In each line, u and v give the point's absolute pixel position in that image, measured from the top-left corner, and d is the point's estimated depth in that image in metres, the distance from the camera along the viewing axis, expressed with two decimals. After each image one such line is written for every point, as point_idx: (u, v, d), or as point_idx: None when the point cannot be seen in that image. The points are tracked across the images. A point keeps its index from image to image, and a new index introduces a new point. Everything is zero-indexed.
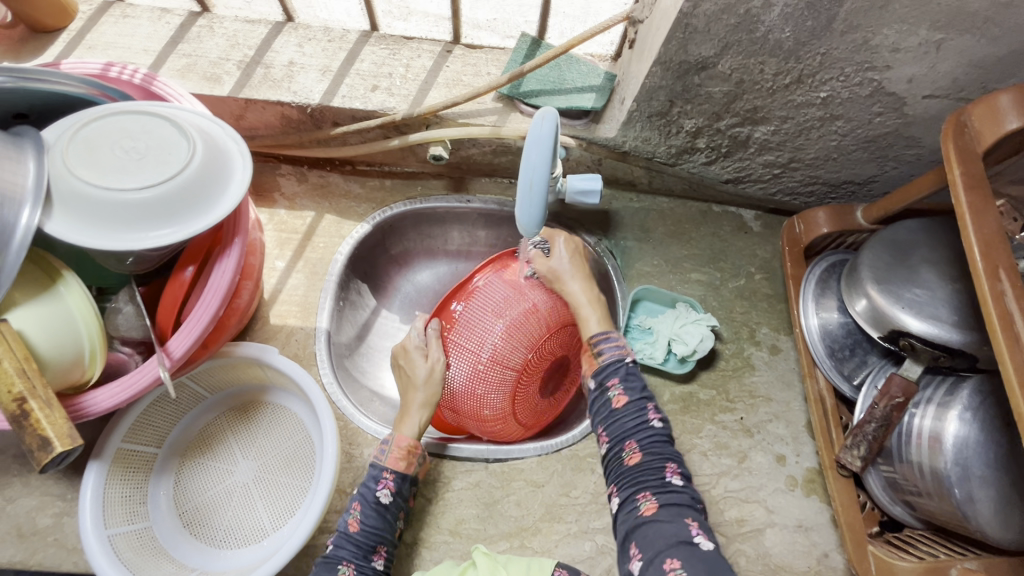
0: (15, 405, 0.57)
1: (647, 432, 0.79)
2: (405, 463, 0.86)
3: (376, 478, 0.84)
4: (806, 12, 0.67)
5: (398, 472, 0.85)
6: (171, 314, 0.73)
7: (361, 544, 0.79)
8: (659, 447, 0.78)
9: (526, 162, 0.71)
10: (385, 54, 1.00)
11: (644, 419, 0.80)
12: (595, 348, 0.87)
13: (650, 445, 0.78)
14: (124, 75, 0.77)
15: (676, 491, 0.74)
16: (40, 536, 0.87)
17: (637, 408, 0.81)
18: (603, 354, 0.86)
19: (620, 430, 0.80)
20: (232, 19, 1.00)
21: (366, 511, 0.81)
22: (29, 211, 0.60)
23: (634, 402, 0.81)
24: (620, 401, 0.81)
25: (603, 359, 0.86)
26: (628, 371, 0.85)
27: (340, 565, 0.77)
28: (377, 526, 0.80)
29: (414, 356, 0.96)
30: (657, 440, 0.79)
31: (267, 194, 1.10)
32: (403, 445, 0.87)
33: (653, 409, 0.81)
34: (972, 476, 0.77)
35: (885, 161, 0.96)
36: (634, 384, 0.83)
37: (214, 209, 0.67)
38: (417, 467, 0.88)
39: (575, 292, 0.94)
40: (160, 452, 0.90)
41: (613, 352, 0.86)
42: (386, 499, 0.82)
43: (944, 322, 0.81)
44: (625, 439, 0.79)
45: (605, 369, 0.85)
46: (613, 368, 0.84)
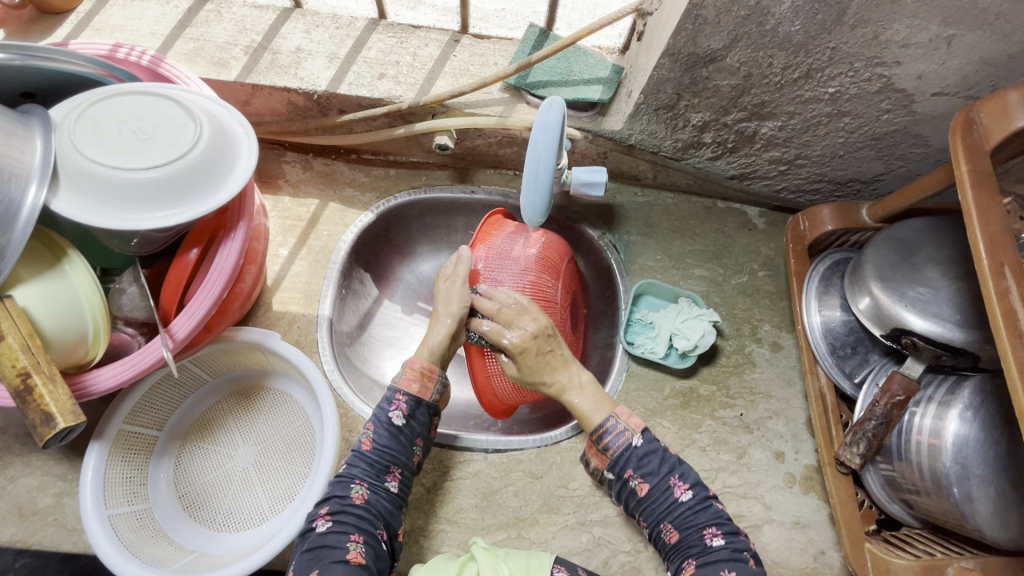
0: (19, 379, 0.57)
1: (676, 510, 0.81)
2: (418, 386, 0.86)
3: (389, 399, 0.85)
4: (817, 5, 0.67)
5: (410, 395, 0.85)
6: (174, 295, 0.73)
7: (376, 463, 0.80)
8: (693, 521, 0.80)
9: (532, 151, 0.71)
10: (393, 43, 1.00)
11: (672, 496, 0.82)
12: (601, 445, 0.84)
13: (682, 523, 0.80)
14: (131, 57, 0.77)
15: (718, 551, 0.77)
16: (40, 516, 0.87)
17: (663, 489, 0.82)
18: (610, 448, 0.84)
19: (653, 515, 0.82)
20: (240, 4, 1.00)
21: (379, 431, 0.82)
22: (35, 188, 0.60)
23: (656, 486, 0.81)
24: (642, 490, 0.82)
25: (612, 453, 0.84)
26: (640, 454, 0.83)
27: (354, 484, 0.78)
28: (390, 447, 0.82)
29: (440, 283, 0.93)
30: (687, 513, 0.81)
31: (272, 180, 1.10)
32: (415, 367, 0.87)
33: (679, 482, 0.82)
34: (971, 475, 0.77)
35: (891, 159, 0.96)
36: (650, 466, 0.82)
37: (219, 191, 0.67)
38: (434, 394, 0.88)
39: (562, 347, 0.90)
40: (161, 436, 0.91)
41: (619, 442, 0.83)
42: (399, 420, 0.83)
43: (947, 321, 0.81)
44: (660, 521, 0.82)
45: (616, 462, 0.83)
46: (624, 459, 0.83)
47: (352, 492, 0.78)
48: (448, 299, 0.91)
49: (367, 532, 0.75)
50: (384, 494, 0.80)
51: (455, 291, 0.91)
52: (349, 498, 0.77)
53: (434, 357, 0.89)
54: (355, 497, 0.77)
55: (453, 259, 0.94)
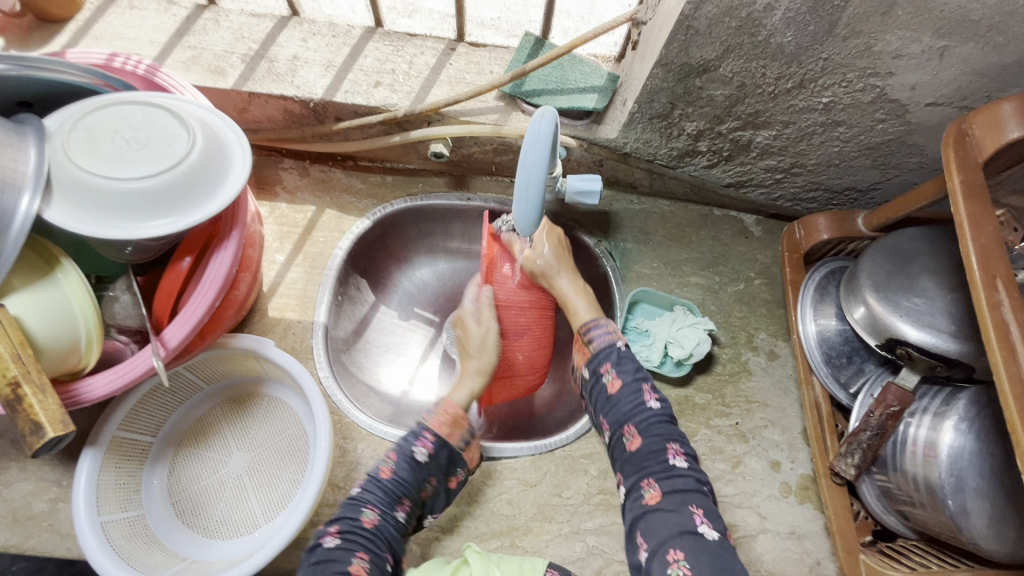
0: (9, 389, 0.58)
1: (644, 413, 0.80)
2: (449, 429, 0.86)
3: (415, 436, 0.84)
4: (809, 17, 0.67)
5: (438, 436, 0.85)
6: (167, 304, 0.73)
7: (389, 493, 0.80)
8: (657, 428, 0.79)
9: (523, 161, 0.71)
10: (389, 51, 1.01)
11: (641, 400, 0.81)
12: (587, 338, 0.88)
13: (646, 427, 0.79)
14: (127, 66, 0.77)
15: (681, 475, 0.75)
16: (35, 521, 0.87)
17: (634, 391, 0.82)
18: (594, 340, 0.87)
19: (619, 414, 0.81)
20: (238, 13, 1.01)
21: (400, 463, 0.82)
22: (29, 198, 0.60)
23: (628, 385, 0.82)
24: (614, 386, 0.83)
25: (595, 345, 0.87)
26: (619, 355, 0.85)
27: (366, 508, 0.78)
28: (407, 479, 0.81)
29: (470, 326, 0.96)
30: (655, 419, 0.79)
31: (269, 187, 1.11)
32: (448, 411, 0.87)
33: (650, 391, 0.83)
34: (966, 488, 0.77)
35: (887, 168, 0.96)
36: (627, 366, 0.84)
37: (212, 201, 0.67)
38: (462, 441, 0.86)
39: (565, 285, 0.94)
40: (155, 442, 0.91)
41: (603, 338, 0.87)
42: (422, 457, 0.82)
43: (942, 332, 0.81)
44: (625, 422, 0.80)
45: (598, 354, 0.86)
46: (605, 353, 0.85)
47: (363, 515, 0.77)
48: (480, 342, 0.95)
49: (374, 553, 0.75)
50: (394, 523, 0.79)
51: (489, 336, 0.94)
52: (359, 521, 0.77)
53: (465, 403, 0.91)
54: (366, 521, 0.77)
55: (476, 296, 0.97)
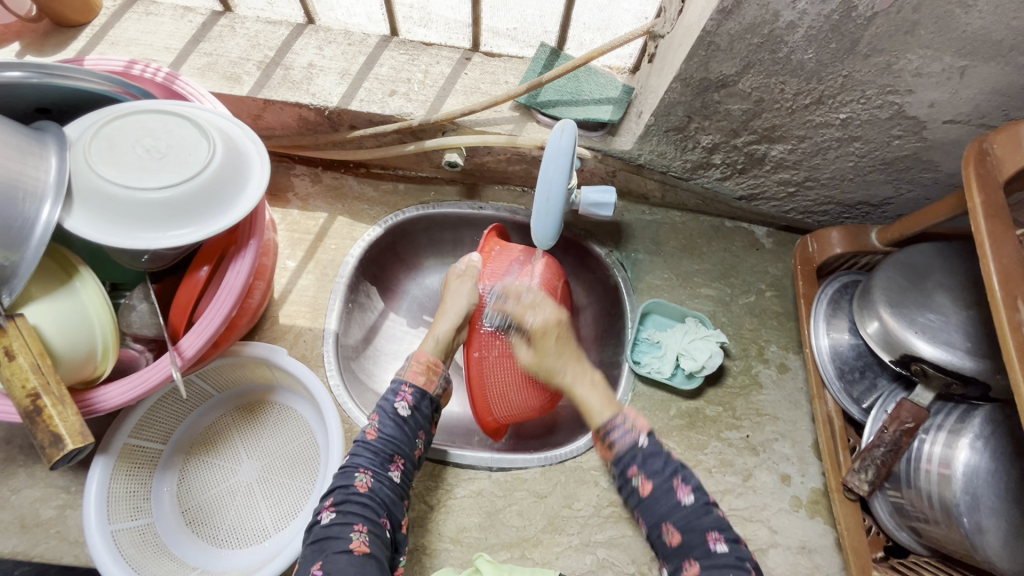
0: (29, 400, 0.57)
1: (682, 509, 0.72)
2: (425, 378, 0.88)
3: (394, 391, 0.86)
4: (830, 35, 0.67)
5: (416, 388, 0.87)
6: (184, 312, 0.73)
7: (379, 452, 0.80)
8: (696, 523, 0.72)
9: (543, 174, 0.72)
10: (404, 60, 1.01)
11: (675, 496, 0.73)
12: (607, 440, 0.77)
13: (686, 524, 0.72)
14: (146, 73, 0.77)
15: (723, 561, 0.69)
16: (43, 528, 0.87)
17: (666, 489, 0.74)
18: (615, 442, 0.77)
19: (655, 515, 0.73)
20: (254, 20, 1.01)
21: (384, 421, 0.83)
22: (50, 206, 0.60)
23: (660, 486, 0.74)
24: (646, 490, 0.74)
25: (618, 448, 0.77)
26: (647, 452, 0.75)
27: (358, 473, 0.78)
28: (394, 436, 0.82)
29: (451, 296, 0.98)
30: (694, 515, 0.72)
31: (281, 194, 1.10)
32: (421, 360, 0.89)
33: (683, 483, 0.74)
34: (982, 506, 0.77)
35: (901, 183, 0.96)
36: (655, 465, 0.74)
37: (231, 211, 0.67)
38: (439, 388, 0.90)
39: (587, 288, 0.98)
40: (165, 449, 0.90)
41: (625, 438, 0.76)
42: (405, 411, 0.84)
43: (957, 349, 0.81)
44: (662, 523, 0.73)
45: (621, 457, 0.76)
46: (628, 456, 0.75)
47: (356, 480, 0.77)
48: (457, 295, 0.95)
49: (371, 522, 0.75)
50: (388, 484, 0.79)
51: (464, 289, 0.96)
52: (353, 487, 0.77)
53: (438, 349, 0.92)
54: (360, 486, 0.77)
55: (463, 261, 0.99)
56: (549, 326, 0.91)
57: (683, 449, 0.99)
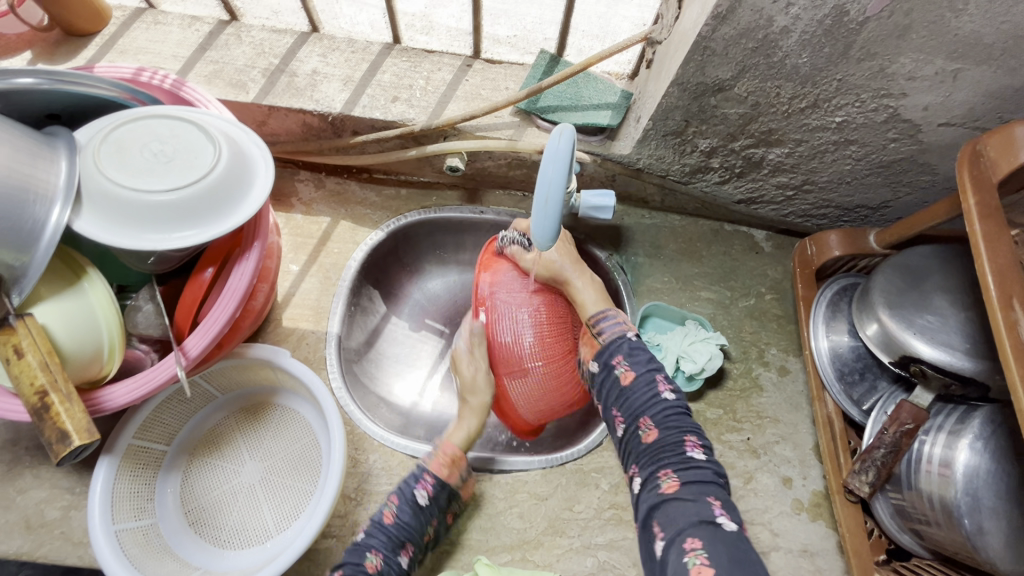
0: (37, 398, 0.58)
1: (662, 406, 0.78)
2: (449, 471, 0.84)
3: (416, 477, 0.82)
4: (824, 39, 0.68)
5: (438, 479, 0.82)
6: (189, 313, 0.74)
7: (394, 537, 0.77)
8: (674, 421, 0.77)
9: (542, 177, 0.72)
10: (406, 67, 1.02)
11: (656, 392, 0.79)
12: (596, 328, 0.87)
13: (662, 420, 0.77)
14: (154, 80, 0.79)
15: (699, 466, 0.73)
16: (48, 529, 0.88)
17: (647, 382, 0.80)
18: (603, 331, 0.86)
19: (634, 408, 0.79)
20: (259, 28, 1.03)
21: (421, 471, 0.83)
22: (59, 209, 0.62)
23: (642, 376, 0.80)
24: (628, 377, 0.81)
25: (606, 336, 0.86)
26: (631, 346, 0.84)
27: (369, 552, 0.75)
28: (410, 524, 0.79)
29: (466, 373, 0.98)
30: (671, 411, 0.77)
31: (285, 199, 1.12)
32: (448, 453, 0.85)
33: (664, 382, 0.81)
34: (982, 507, 0.77)
35: (898, 186, 0.96)
36: (640, 358, 0.83)
37: (236, 213, 0.69)
38: (459, 480, 0.85)
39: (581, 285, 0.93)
40: (169, 450, 0.91)
41: (613, 329, 0.86)
42: (424, 501, 0.80)
43: (956, 349, 0.81)
44: (640, 418, 0.78)
45: (608, 346, 0.85)
46: (615, 344, 0.84)
47: (367, 561, 0.74)
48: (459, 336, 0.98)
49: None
50: (396, 569, 0.77)
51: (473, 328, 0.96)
52: (364, 566, 0.74)
53: (466, 440, 0.89)
54: (386, 517, 0.79)
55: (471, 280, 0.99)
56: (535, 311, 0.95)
57: None
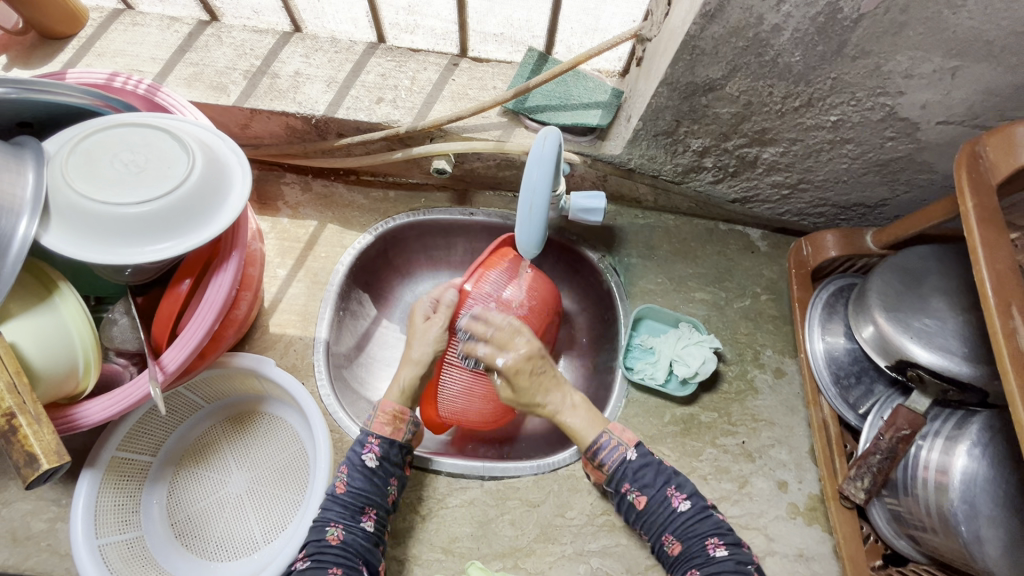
0: (4, 420, 0.56)
1: (677, 520, 0.83)
2: (392, 428, 0.87)
3: (363, 443, 0.85)
4: (817, 37, 0.66)
5: (382, 437, 0.86)
6: (166, 327, 0.72)
7: (349, 504, 0.80)
8: (695, 529, 0.82)
9: (526, 182, 0.70)
10: (391, 67, 1.00)
11: (671, 506, 0.83)
12: (597, 461, 0.87)
13: (683, 533, 0.82)
14: (128, 86, 0.77)
15: (721, 562, 0.78)
16: (34, 541, 0.87)
17: (659, 501, 0.84)
18: (605, 462, 0.86)
19: (654, 528, 0.84)
20: (240, 29, 1.00)
21: (353, 474, 0.82)
22: (26, 222, 0.60)
23: (653, 497, 0.84)
24: (641, 502, 0.84)
25: (608, 466, 0.87)
26: (635, 468, 0.86)
27: (329, 526, 0.78)
28: (363, 488, 0.81)
29: (419, 318, 0.93)
30: (690, 521, 0.82)
31: (271, 202, 1.10)
32: (388, 411, 0.88)
33: (677, 493, 0.84)
34: (980, 516, 0.75)
35: (896, 184, 0.94)
36: (646, 479, 0.85)
37: (212, 223, 0.67)
38: (406, 435, 0.89)
39: (557, 399, 0.92)
40: (155, 461, 0.90)
41: (614, 457, 0.86)
42: (372, 462, 0.83)
43: (953, 355, 0.79)
44: (663, 534, 0.83)
45: (614, 476, 0.86)
46: (620, 472, 0.86)
47: (327, 535, 0.77)
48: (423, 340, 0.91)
49: (348, 566, 0.75)
50: (362, 533, 0.78)
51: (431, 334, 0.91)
52: (325, 541, 0.77)
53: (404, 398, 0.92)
54: (332, 539, 0.77)
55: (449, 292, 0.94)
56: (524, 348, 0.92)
57: (679, 456, 0.98)
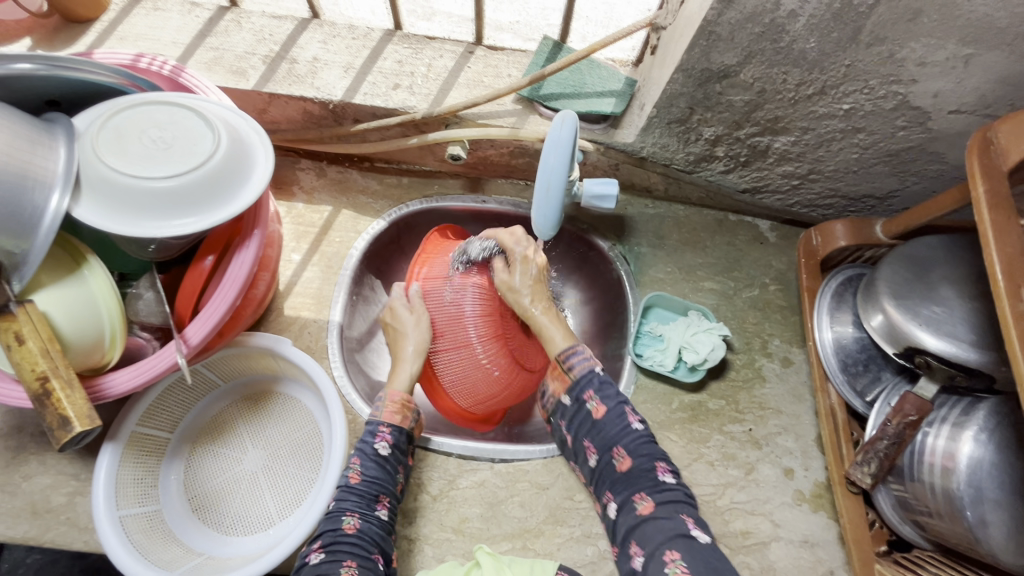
0: (38, 384, 0.58)
1: (630, 435, 0.85)
2: (400, 416, 0.89)
3: (373, 432, 0.87)
4: (832, 23, 0.67)
5: (393, 427, 0.87)
6: (189, 301, 0.74)
7: (365, 492, 0.81)
8: (644, 449, 0.84)
9: (543, 165, 0.72)
10: (408, 53, 1.01)
11: (625, 423, 0.85)
12: (567, 365, 0.90)
13: (634, 448, 0.83)
14: (153, 66, 0.79)
15: (670, 489, 0.80)
16: (53, 514, 0.88)
17: (618, 415, 0.86)
18: (574, 368, 0.89)
19: (606, 439, 0.85)
20: (259, 15, 1.02)
21: (366, 463, 0.83)
22: (59, 196, 0.61)
23: (612, 410, 0.86)
24: (598, 412, 0.86)
25: (576, 373, 0.89)
26: (602, 380, 0.89)
27: (345, 516, 0.78)
28: (377, 476, 0.82)
29: (400, 312, 0.98)
30: (639, 440, 0.84)
31: (286, 187, 1.11)
32: (397, 399, 0.90)
33: (631, 412, 0.87)
34: (985, 499, 0.76)
35: (907, 175, 0.95)
36: (609, 392, 0.88)
37: (236, 200, 0.68)
38: (413, 424, 0.90)
39: (541, 315, 0.94)
40: (172, 437, 0.92)
41: (584, 365, 0.89)
42: (385, 451, 0.85)
43: (961, 341, 0.80)
44: (613, 447, 0.84)
45: (579, 382, 0.88)
46: (586, 380, 0.88)
47: (344, 523, 0.78)
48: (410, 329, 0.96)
49: (362, 557, 0.76)
50: (377, 522, 0.80)
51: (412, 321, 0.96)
52: (342, 530, 0.77)
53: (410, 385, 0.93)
54: (348, 528, 0.77)
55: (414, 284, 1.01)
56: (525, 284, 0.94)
57: (686, 442, 1.00)
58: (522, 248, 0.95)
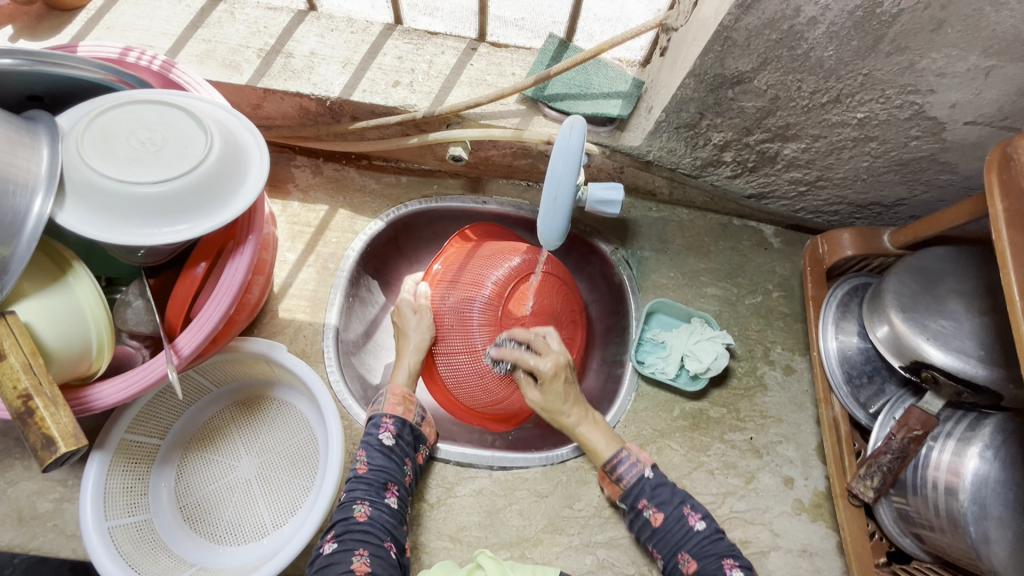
0: (21, 401, 0.56)
1: (694, 539, 0.84)
2: (403, 408, 0.91)
3: (377, 424, 0.89)
4: (852, 32, 0.64)
5: (396, 417, 0.90)
6: (181, 308, 0.71)
7: (373, 480, 0.82)
8: (710, 549, 0.83)
9: (552, 173, 0.69)
10: (409, 49, 0.98)
11: (686, 525, 0.85)
12: (614, 474, 0.90)
13: (699, 552, 0.83)
14: (141, 61, 0.75)
15: None
16: (40, 521, 0.86)
17: (676, 518, 0.85)
18: (624, 477, 0.89)
19: (670, 545, 0.85)
20: (253, 5, 0.98)
21: (372, 454, 0.85)
22: (41, 200, 0.58)
23: (670, 515, 0.86)
24: (657, 520, 0.86)
25: (625, 482, 0.89)
26: (654, 485, 0.88)
27: (356, 504, 0.80)
28: (384, 464, 0.84)
29: (407, 313, 1.01)
30: (705, 541, 0.83)
31: (281, 185, 1.07)
32: (398, 393, 0.93)
33: (693, 512, 0.86)
34: (989, 516, 0.76)
35: (916, 184, 0.93)
36: (664, 496, 0.87)
37: (230, 206, 0.66)
38: (417, 416, 0.93)
39: (575, 421, 0.94)
40: (162, 444, 0.89)
41: (632, 472, 0.89)
42: (389, 441, 0.86)
43: (970, 357, 0.79)
44: (679, 552, 0.84)
45: (631, 491, 0.88)
46: (638, 489, 0.88)
47: (356, 511, 0.79)
48: (416, 329, 1.00)
49: (373, 545, 0.76)
50: (387, 510, 0.81)
51: (422, 322, 1.01)
52: (353, 518, 0.79)
53: (410, 379, 0.97)
54: (359, 516, 0.79)
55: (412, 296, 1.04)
56: (557, 370, 0.93)
57: (687, 451, 0.99)
58: (546, 366, 0.93)
